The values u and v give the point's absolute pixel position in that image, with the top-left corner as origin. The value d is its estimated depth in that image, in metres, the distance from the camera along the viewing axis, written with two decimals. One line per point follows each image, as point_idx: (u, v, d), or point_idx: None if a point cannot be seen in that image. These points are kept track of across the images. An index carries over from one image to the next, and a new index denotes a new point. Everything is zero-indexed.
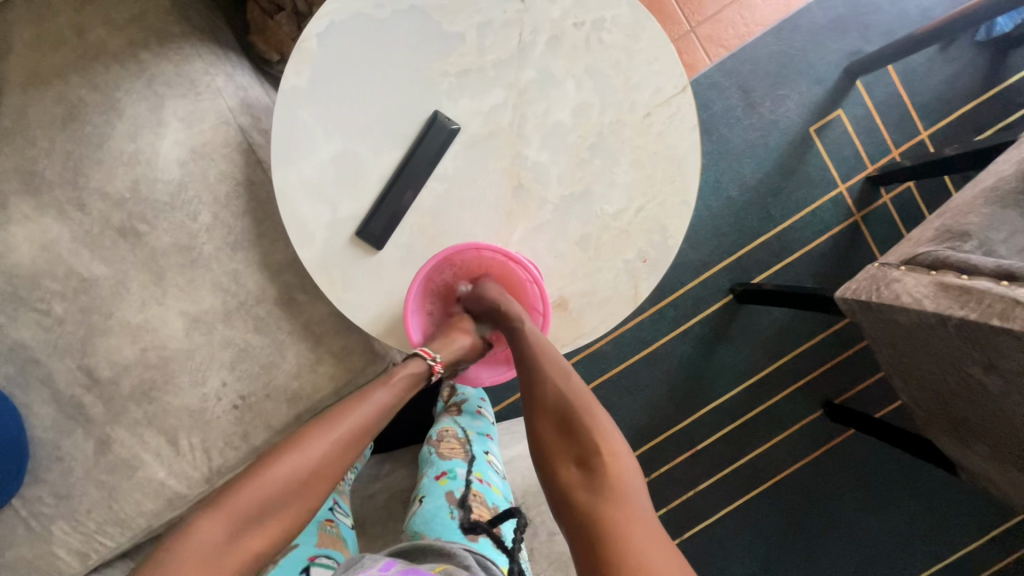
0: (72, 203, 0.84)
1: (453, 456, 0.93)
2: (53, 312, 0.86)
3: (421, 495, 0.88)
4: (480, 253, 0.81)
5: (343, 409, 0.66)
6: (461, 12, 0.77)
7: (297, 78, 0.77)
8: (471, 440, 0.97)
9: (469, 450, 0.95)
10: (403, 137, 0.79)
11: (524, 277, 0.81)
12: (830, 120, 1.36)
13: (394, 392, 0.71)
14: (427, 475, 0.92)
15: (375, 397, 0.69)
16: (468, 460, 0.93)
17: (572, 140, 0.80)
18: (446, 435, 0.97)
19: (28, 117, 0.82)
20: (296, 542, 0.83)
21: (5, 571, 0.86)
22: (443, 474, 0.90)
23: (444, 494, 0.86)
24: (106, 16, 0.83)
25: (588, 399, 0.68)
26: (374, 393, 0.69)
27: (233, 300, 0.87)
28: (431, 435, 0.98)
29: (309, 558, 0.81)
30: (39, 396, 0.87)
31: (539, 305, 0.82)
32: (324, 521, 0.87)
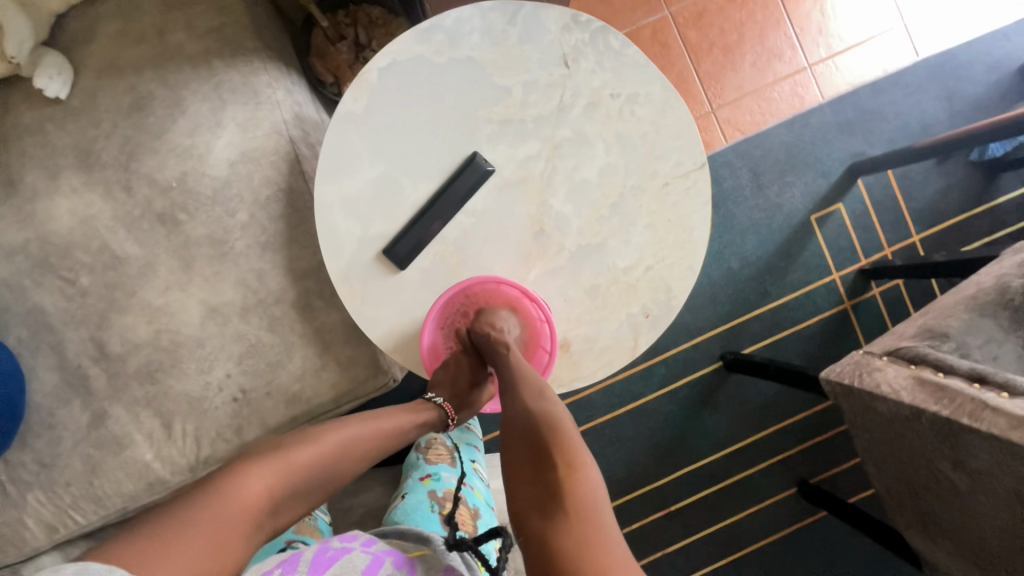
0: (119, 184, 0.88)
1: (440, 461, 0.96)
2: (78, 282, 0.89)
3: (404, 492, 0.90)
4: (498, 287, 0.85)
5: (387, 415, 0.78)
6: (512, 69, 0.85)
7: (353, 104, 0.84)
8: (458, 448, 1.00)
9: (455, 457, 0.98)
10: (440, 170, 0.85)
11: (535, 316, 0.85)
12: (831, 212, 1.46)
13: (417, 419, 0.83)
14: (412, 475, 0.94)
15: (407, 417, 0.81)
16: (454, 465, 0.96)
17: (594, 196, 0.86)
18: (435, 442, 0.99)
19: (95, 100, 0.88)
20: None
21: None
22: (427, 476, 0.93)
23: (426, 492, 0.89)
24: (187, 23, 0.90)
25: (548, 415, 0.63)
26: (408, 414, 0.82)
27: (253, 297, 0.90)
28: (419, 442, 1.00)
29: (286, 541, 0.82)
30: (46, 361, 0.90)
31: (546, 343, 0.86)
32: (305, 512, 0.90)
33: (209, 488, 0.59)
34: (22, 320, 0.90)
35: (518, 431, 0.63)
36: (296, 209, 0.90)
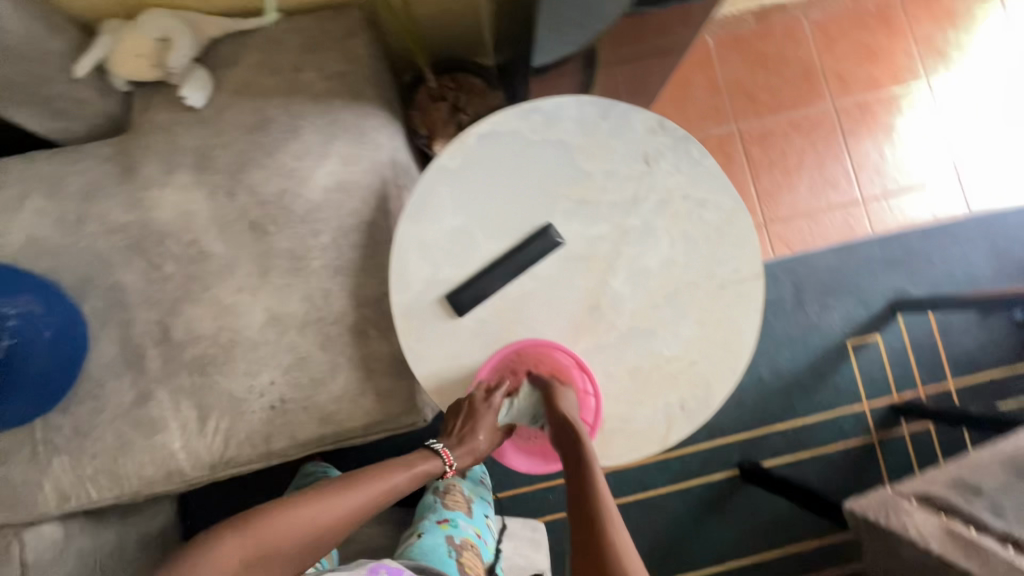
0: (223, 189, 0.97)
1: (456, 508, 1.03)
2: (162, 269, 0.96)
3: (421, 530, 0.98)
4: (554, 353, 0.89)
5: (374, 476, 0.79)
6: (597, 157, 0.93)
7: (449, 160, 0.93)
8: (473, 500, 1.08)
9: (471, 507, 1.06)
10: (514, 234, 0.91)
11: (584, 388, 0.88)
12: (868, 341, 1.47)
13: (412, 478, 0.83)
14: (429, 517, 1.02)
15: (397, 476, 0.81)
16: (469, 515, 1.04)
17: (652, 285, 0.91)
18: (454, 488, 1.07)
19: (223, 113, 0.98)
20: None
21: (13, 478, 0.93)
22: (444, 521, 1.00)
23: (444, 536, 0.97)
24: (320, 64, 1.00)
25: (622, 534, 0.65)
26: (399, 471, 0.82)
27: (314, 314, 0.95)
28: (438, 485, 1.07)
29: None
30: (111, 334, 0.95)
31: (590, 418, 0.88)
32: None
33: (182, 562, 0.65)
34: (103, 294, 0.96)
35: (590, 543, 0.65)
36: (375, 242, 0.97)
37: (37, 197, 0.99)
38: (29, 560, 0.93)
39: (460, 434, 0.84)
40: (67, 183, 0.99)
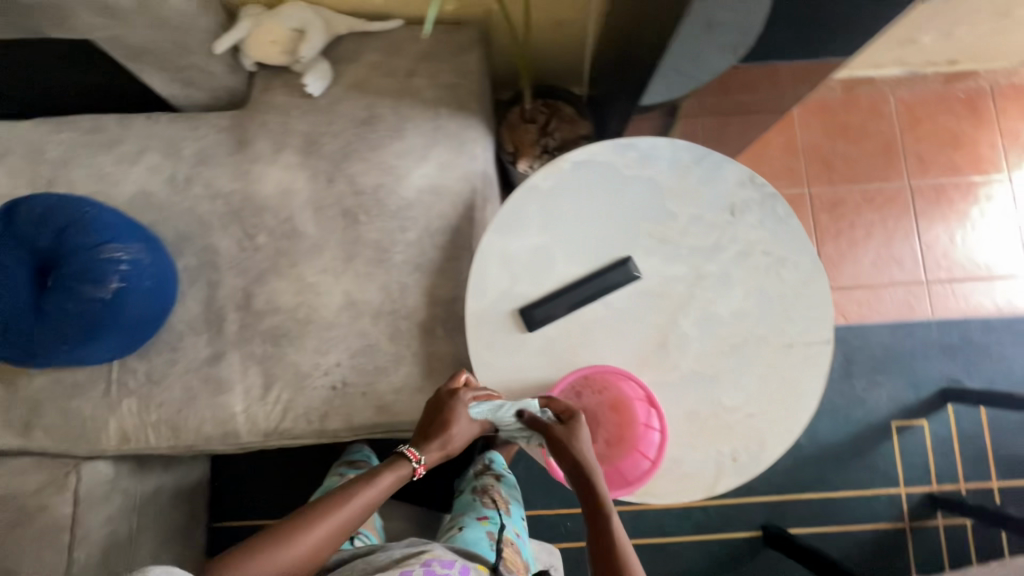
0: (324, 174, 1.02)
1: (494, 507, 1.12)
2: (255, 239, 1.01)
3: (461, 525, 1.07)
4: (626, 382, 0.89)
5: (337, 501, 0.82)
6: (685, 200, 0.96)
7: (542, 181, 0.97)
8: (510, 501, 1.16)
9: (509, 507, 1.14)
10: (593, 260, 0.94)
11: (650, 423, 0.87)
12: (913, 424, 1.44)
13: (381, 490, 0.85)
14: (469, 514, 1.11)
15: (364, 493, 0.83)
16: (507, 513, 1.12)
17: (721, 332, 0.92)
18: (491, 489, 1.16)
19: (337, 105, 1.04)
20: None
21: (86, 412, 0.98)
22: (484, 517, 1.09)
23: (486, 531, 1.06)
24: (433, 73, 1.06)
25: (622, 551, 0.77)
26: (365, 489, 0.84)
27: (389, 305, 0.99)
28: (476, 486, 1.17)
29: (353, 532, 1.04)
30: (198, 292, 1.00)
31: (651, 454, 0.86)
32: None
33: None
34: (196, 253, 1.02)
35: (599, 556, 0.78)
36: (456, 247, 1.01)
37: (154, 154, 1.06)
38: (81, 493, 0.97)
39: (428, 430, 0.87)
40: (183, 146, 1.06)
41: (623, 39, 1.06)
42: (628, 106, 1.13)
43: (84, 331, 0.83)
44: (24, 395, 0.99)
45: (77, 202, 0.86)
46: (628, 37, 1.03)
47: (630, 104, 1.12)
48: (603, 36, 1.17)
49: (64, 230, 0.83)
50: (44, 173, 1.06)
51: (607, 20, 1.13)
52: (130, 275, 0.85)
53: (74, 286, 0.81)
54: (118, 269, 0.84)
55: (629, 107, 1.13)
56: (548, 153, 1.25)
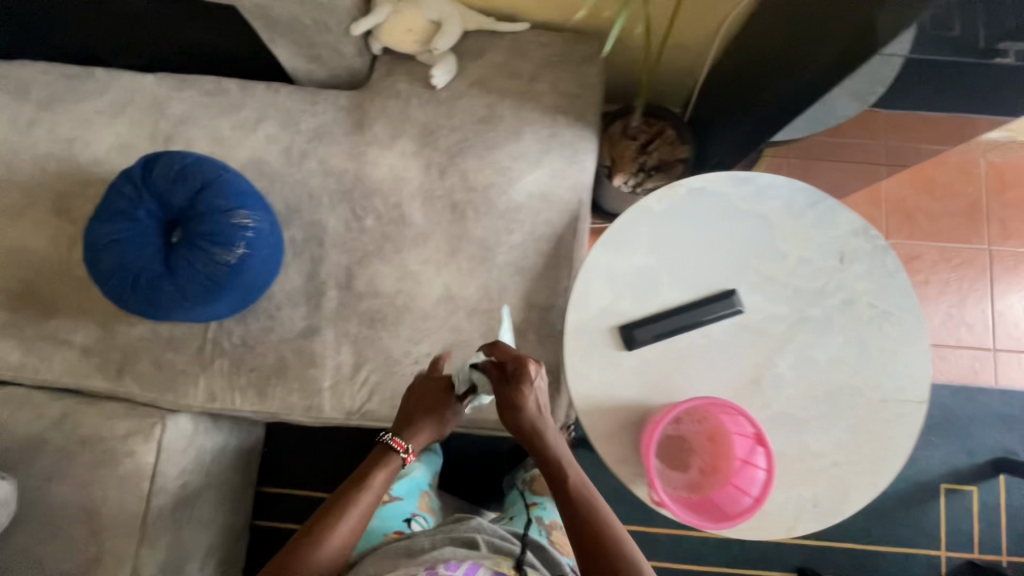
0: (438, 166, 1.04)
1: (543, 493, 1.20)
2: (363, 221, 1.03)
3: (512, 513, 1.15)
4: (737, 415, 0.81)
5: (336, 511, 0.82)
6: (795, 241, 0.96)
7: (655, 203, 0.97)
8: None
9: None
10: (697, 289, 0.94)
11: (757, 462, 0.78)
12: (963, 489, 1.43)
13: (378, 489, 0.86)
14: (519, 502, 1.19)
15: (362, 499, 0.84)
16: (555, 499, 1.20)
17: (816, 378, 0.92)
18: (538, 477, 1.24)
19: (458, 100, 1.06)
20: (402, 498, 1.12)
21: (178, 367, 1.01)
22: (534, 504, 1.17)
23: (535, 517, 1.13)
24: (555, 81, 1.07)
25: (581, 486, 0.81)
26: (362, 494, 0.84)
27: (486, 304, 1.00)
28: (523, 477, 1.25)
29: (411, 512, 1.10)
30: (301, 265, 1.02)
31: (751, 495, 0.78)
32: (423, 492, 1.17)
33: None
34: (303, 226, 1.04)
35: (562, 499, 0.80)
36: (558, 255, 1.02)
37: (271, 123, 1.08)
38: (164, 443, 1.00)
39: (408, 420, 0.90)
40: (301, 119, 1.08)
41: (748, 78, 1.06)
42: (735, 141, 1.13)
43: (208, 292, 0.85)
44: (121, 340, 1.02)
45: (211, 164, 0.88)
46: (755, 78, 1.04)
47: (737, 139, 1.12)
48: (722, 68, 1.17)
49: (199, 192, 0.85)
50: (164, 128, 1.08)
51: (733, 53, 1.13)
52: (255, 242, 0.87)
53: (205, 247, 0.83)
54: (246, 234, 0.86)
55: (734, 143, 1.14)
56: (644, 172, 1.26)
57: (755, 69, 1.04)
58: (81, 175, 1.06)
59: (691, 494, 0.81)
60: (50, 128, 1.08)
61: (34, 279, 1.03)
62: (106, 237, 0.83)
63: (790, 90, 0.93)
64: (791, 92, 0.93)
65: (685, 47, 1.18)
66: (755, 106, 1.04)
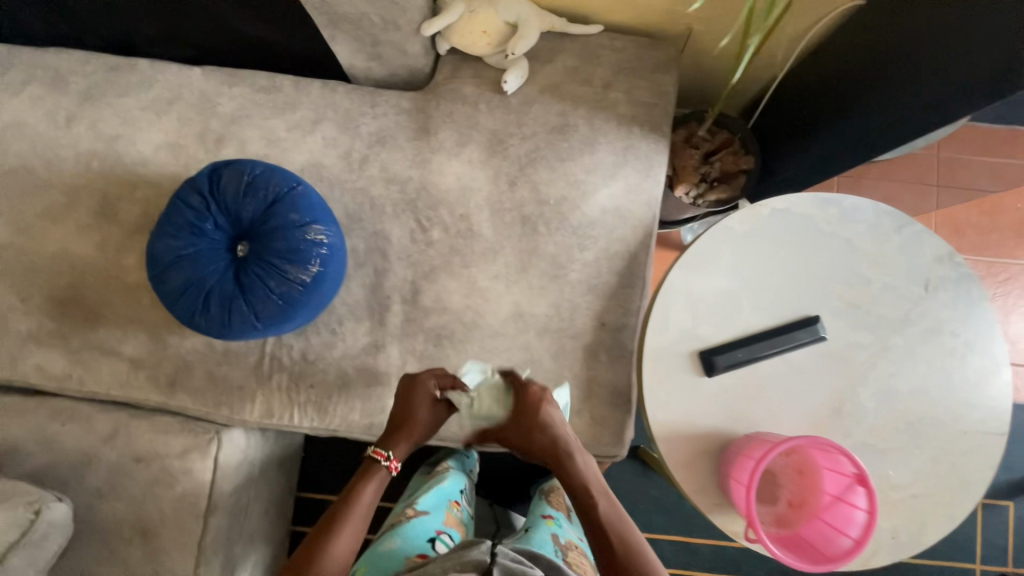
0: (508, 177, 0.99)
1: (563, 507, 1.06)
2: (429, 233, 0.98)
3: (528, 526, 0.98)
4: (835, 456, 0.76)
5: (325, 528, 0.76)
6: (879, 266, 0.93)
7: (737, 223, 0.93)
8: None
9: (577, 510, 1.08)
10: (779, 314, 0.92)
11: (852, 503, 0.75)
12: (1000, 504, 1.44)
13: (368, 503, 0.80)
14: (536, 514, 1.03)
15: (352, 515, 0.77)
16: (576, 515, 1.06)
17: (898, 407, 0.90)
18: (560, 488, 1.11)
19: (529, 107, 1.00)
20: (427, 512, 0.99)
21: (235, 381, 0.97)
22: (551, 518, 1.00)
23: (549, 533, 0.95)
24: (630, 89, 1.02)
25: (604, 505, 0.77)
26: (351, 510, 0.78)
27: (557, 323, 0.97)
28: (544, 486, 1.12)
29: (435, 530, 0.96)
30: (364, 278, 0.98)
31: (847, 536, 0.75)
32: (452, 503, 1.04)
33: None
34: (365, 236, 0.99)
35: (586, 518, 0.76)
36: (631, 273, 0.98)
37: (329, 126, 1.02)
38: (220, 462, 0.95)
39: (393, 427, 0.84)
40: (362, 122, 1.02)
41: (823, 100, 1.02)
42: (801, 161, 1.09)
43: (282, 312, 0.81)
44: (174, 352, 0.98)
45: (285, 175, 0.82)
46: (833, 100, 0.99)
47: (803, 161, 1.08)
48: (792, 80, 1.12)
49: (273, 205, 0.80)
50: (215, 127, 1.02)
51: (805, 66, 1.08)
52: (331, 259, 0.82)
53: (280, 265, 0.79)
54: (320, 251, 0.81)
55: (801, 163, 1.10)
56: (705, 182, 1.22)
57: (833, 90, 0.99)
58: (128, 176, 1.00)
59: (781, 529, 0.79)
60: (92, 124, 1.01)
61: (81, 286, 0.98)
62: (176, 251, 0.79)
63: (884, 118, 0.89)
64: (884, 121, 0.89)
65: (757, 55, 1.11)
66: (831, 129, 1.00)
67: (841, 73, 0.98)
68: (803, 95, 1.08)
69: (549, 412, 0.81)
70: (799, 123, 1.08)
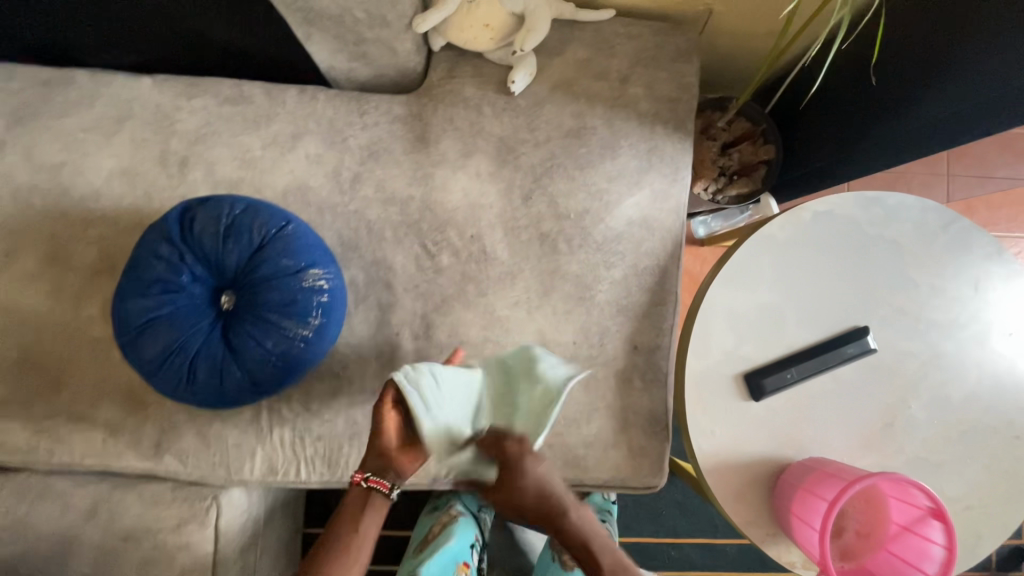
0: (521, 190, 0.88)
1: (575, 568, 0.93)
2: (437, 258, 0.88)
3: None
4: (909, 487, 0.71)
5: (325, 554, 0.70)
6: (927, 268, 0.87)
7: (777, 230, 0.85)
8: None
9: None
10: (826, 326, 0.85)
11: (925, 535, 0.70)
12: None
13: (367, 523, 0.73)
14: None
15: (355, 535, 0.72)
16: None
17: (949, 416, 0.86)
18: None
19: (540, 109, 0.89)
20: None
21: (229, 438, 0.86)
22: None
23: None
24: (650, 82, 0.91)
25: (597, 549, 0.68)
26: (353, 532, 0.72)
27: (586, 350, 0.88)
28: None
29: None
30: (367, 314, 0.87)
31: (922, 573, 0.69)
32: (461, 564, 0.92)
33: None
34: (365, 266, 0.88)
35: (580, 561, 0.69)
36: (663, 288, 0.89)
37: (312, 140, 0.89)
38: (222, 529, 0.85)
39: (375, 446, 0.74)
40: (349, 134, 0.89)
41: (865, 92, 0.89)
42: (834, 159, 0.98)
43: (283, 372, 0.70)
44: (156, 411, 0.86)
45: (270, 210, 0.71)
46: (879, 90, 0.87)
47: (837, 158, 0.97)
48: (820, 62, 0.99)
49: (260, 248, 0.69)
50: (177, 147, 0.88)
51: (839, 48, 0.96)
52: (332, 305, 0.72)
53: (275, 319, 0.68)
54: (319, 298, 0.70)
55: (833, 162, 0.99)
56: (723, 176, 1.13)
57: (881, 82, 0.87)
58: (77, 212, 0.86)
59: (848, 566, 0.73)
60: (29, 152, 0.86)
61: (37, 344, 0.85)
62: (149, 312, 0.67)
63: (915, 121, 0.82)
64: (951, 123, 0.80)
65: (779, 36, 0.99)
66: (876, 129, 0.89)
67: (888, 59, 0.85)
68: (839, 83, 0.96)
69: (532, 470, 0.69)
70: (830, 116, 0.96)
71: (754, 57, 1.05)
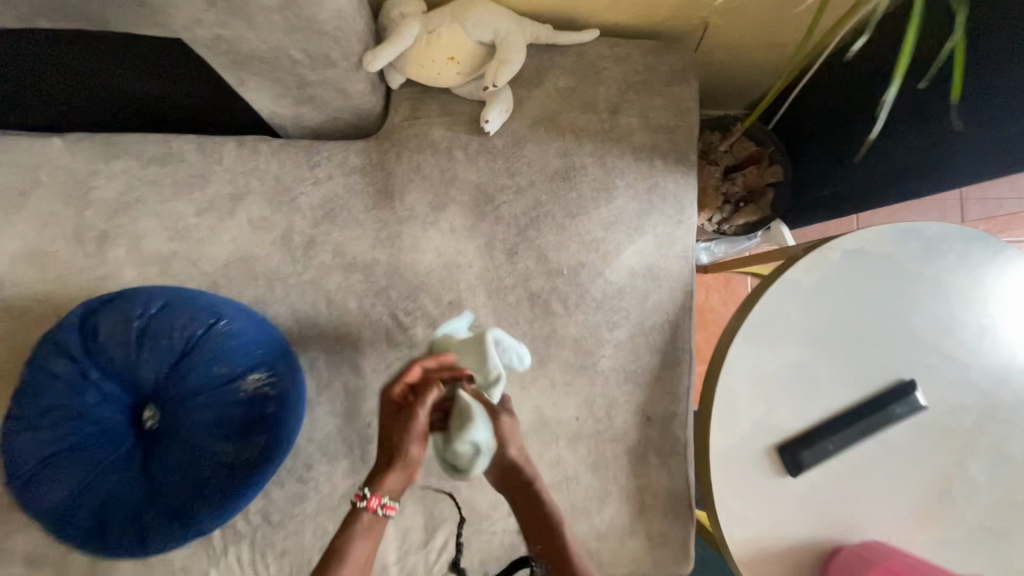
0: (505, 246, 0.76)
1: None
2: (411, 331, 0.75)
3: None
4: None
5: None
6: (974, 307, 0.76)
7: (802, 275, 0.74)
8: None
9: None
10: (867, 383, 0.73)
11: None
12: None
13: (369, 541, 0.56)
14: None
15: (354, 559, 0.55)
16: None
17: (1013, 476, 0.74)
18: None
19: (521, 149, 0.77)
20: None
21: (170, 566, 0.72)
22: None
23: None
24: (644, 111, 0.80)
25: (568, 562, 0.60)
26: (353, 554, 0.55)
27: (592, 426, 0.76)
28: None
29: None
30: (332, 402, 0.74)
31: None
32: None
33: None
34: (327, 345, 0.75)
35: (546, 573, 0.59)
36: (675, 346, 0.78)
37: (256, 201, 0.76)
38: None
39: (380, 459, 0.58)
40: (299, 192, 0.76)
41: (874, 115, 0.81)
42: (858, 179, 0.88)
43: (216, 507, 0.56)
44: None
45: (193, 298, 0.60)
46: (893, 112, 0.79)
47: (859, 177, 0.87)
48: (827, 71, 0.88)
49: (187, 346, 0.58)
50: (95, 220, 0.74)
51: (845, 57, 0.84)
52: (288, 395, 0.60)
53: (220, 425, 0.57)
54: (267, 391, 0.59)
55: (857, 182, 0.88)
56: (727, 203, 1.01)
57: (913, 94, 0.76)
58: None
59: None
60: None
61: None
62: (66, 445, 0.56)
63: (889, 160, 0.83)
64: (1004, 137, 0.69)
65: (778, 46, 0.87)
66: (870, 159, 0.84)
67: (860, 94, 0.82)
68: (824, 112, 0.90)
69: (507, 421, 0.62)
70: (838, 137, 0.88)
71: (753, 71, 0.94)
